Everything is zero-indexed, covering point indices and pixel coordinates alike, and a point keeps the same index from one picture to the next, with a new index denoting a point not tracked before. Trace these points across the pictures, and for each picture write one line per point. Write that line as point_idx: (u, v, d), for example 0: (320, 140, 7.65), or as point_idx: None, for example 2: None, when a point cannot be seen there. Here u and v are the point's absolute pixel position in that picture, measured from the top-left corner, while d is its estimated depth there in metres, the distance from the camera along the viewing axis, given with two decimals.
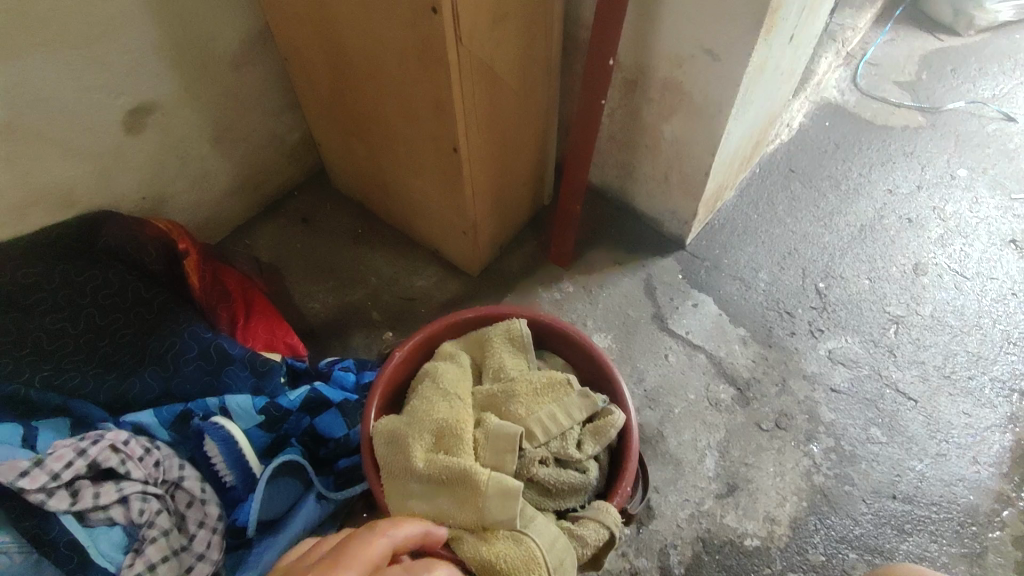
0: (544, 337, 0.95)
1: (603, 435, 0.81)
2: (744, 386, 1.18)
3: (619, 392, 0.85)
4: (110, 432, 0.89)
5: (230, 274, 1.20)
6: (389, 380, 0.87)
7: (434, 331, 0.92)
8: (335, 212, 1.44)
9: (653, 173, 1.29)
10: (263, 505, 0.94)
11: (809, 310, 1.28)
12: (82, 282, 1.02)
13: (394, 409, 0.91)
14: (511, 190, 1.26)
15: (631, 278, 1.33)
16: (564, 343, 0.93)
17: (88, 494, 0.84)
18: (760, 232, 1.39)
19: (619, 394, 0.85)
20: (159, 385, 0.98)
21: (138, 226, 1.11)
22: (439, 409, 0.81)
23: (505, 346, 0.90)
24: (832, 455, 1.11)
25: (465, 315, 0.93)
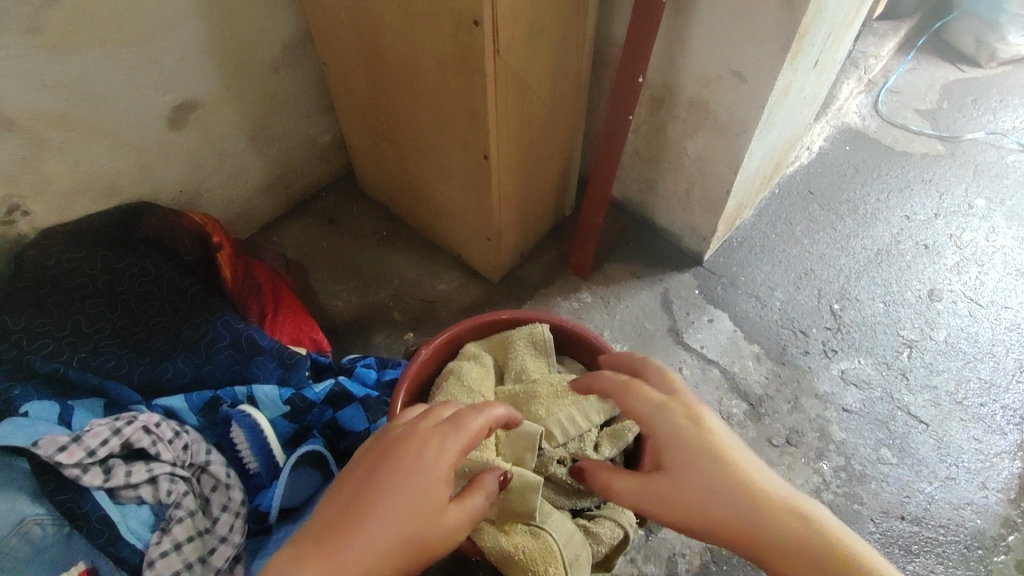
0: (565, 343, 0.98)
1: (620, 439, 0.83)
2: (756, 402, 1.20)
3: None
4: (144, 414, 0.93)
5: (261, 270, 1.25)
6: (414, 377, 0.90)
7: (458, 332, 0.95)
8: (362, 214, 1.48)
9: (674, 189, 1.32)
10: (286, 492, 0.96)
11: (823, 330, 1.30)
12: (122, 268, 1.06)
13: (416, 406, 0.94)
14: (535, 200, 1.29)
15: (648, 291, 1.36)
16: (584, 349, 0.96)
17: (120, 472, 0.88)
18: (777, 252, 1.41)
19: None
20: (190, 372, 1.01)
21: (176, 216, 1.16)
22: None
23: (526, 349, 0.93)
24: (842, 474, 1.12)
25: (488, 317, 0.96)
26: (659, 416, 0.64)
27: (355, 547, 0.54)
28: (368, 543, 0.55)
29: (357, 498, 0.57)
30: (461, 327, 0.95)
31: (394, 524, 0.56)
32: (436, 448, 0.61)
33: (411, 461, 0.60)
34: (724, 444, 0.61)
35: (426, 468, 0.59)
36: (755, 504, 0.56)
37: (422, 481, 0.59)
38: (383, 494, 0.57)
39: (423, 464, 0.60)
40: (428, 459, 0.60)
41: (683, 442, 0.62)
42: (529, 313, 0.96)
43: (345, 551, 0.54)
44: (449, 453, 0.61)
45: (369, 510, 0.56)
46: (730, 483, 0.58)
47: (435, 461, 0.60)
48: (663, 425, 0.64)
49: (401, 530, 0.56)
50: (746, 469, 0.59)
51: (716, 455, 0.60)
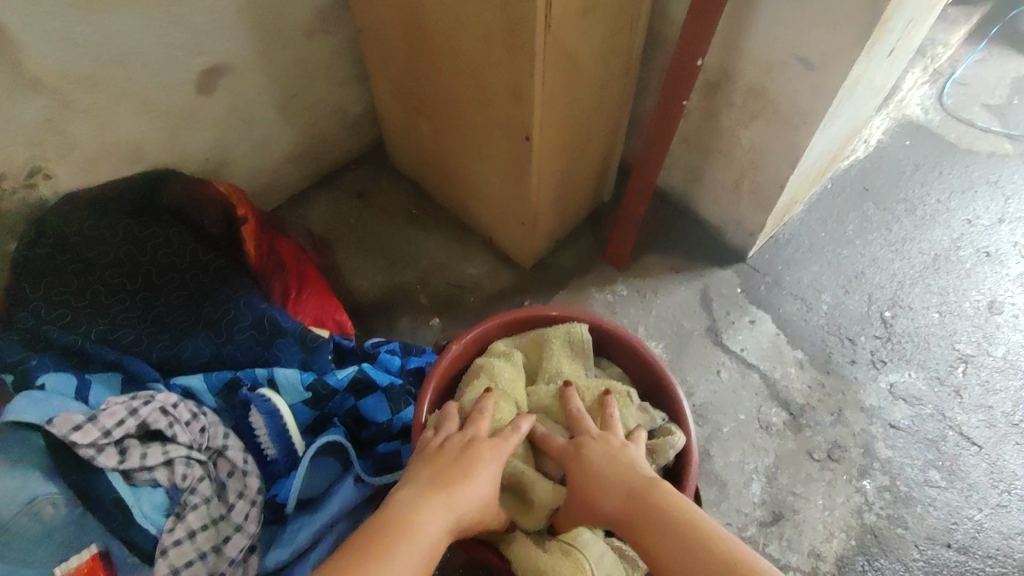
0: (602, 345, 0.92)
1: (660, 454, 0.78)
2: (797, 412, 1.14)
3: (679, 408, 0.83)
4: (162, 394, 0.90)
5: (286, 244, 1.19)
6: (442, 375, 0.86)
7: (487, 329, 0.90)
8: (390, 190, 1.42)
9: (722, 181, 1.24)
10: (304, 483, 0.94)
11: (872, 339, 1.22)
12: (145, 237, 1.02)
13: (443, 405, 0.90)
14: (574, 185, 1.22)
15: (687, 287, 1.29)
16: (622, 353, 0.90)
17: (136, 454, 0.85)
18: (826, 251, 1.33)
19: (680, 410, 0.83)
20: (210, 351, 0.97)
21: (201, 186, 1.11)
22: (501, 410, 0.81)
23: (560, 351, 0.88)
24: (886, 494, 1.06)
25: (524, 314, 0.91)
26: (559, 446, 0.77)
27: (451, 501, 0.66)
28: (461, 499, 0.67)
29: (444, 471, 0.69)
30: (493, 323, 0.90)
31: (477, 490, 0.69)
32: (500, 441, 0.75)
33: (484, 446, 0.73)
34: (607, 450, 0.73)
35: (495, 453, 0.73)
36: (624, 500, 0.68)
37: (494, 462, 0.72)
38: (467, 476, 0.69)
39: (494, 449, 0.73)
40: (497, 448, 0.74)
41: (576, 462, 0.74)
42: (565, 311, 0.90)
43: (446, 502, 0.66)
44: (508, 448, 0.74)
45: (460, 476, 0.69)
46: (608, 485, 0.70)
47: (501, 451, 0.74)
48: (564, 450, 0.77)
49: (480, 498, 0.69)
50: (623, 468, 0.71)
51: (600, 463, 0.72)
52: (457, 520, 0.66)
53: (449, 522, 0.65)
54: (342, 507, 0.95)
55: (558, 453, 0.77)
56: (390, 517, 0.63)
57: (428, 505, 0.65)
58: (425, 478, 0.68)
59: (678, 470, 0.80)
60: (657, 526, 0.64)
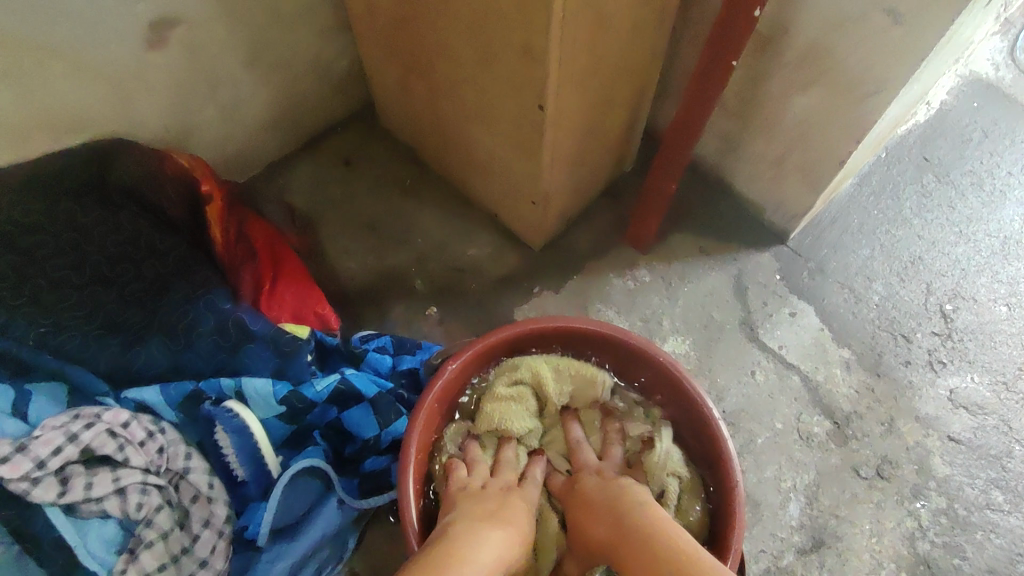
0: (628, 363, 0.79)
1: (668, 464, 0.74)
2: (842, 421, 1.00)
3: (710, 425, 0.71)
4: (109, 411, 0.77)
5: (258, 225, 1.04)
6: (435, 399, 0.73)
7: (491, 343, 0.76)
8: (381, 156, 1.25)
9: (764, 154, 1.06)
10: (279, 511, 0.82)
11: (930, 336, 1.07)
12: (90, 223, 0.86)
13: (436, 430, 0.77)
14: (592, 157, 1.05)
15: (718, 273, 1.13)
16: (652, 374, 0.77)
17: (79, 484, 0.73)
18: (879, 232, 1.16)
19: (712, 428, 0.71)
20: (166, 360, 0.84)
21: (158, 159, 0.94)
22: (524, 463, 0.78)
23: (559, 399, 0.81)
24: (942, 519, 0.94)
25: (534, 326, 0.76)
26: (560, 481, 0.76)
27: (500, 528, 0.64)
28: (508, 529, 0.64)
29: (480, 509, 0.67)
30: (498, 336, 0.75)
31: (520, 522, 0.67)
32: (526, 487, 0.73)
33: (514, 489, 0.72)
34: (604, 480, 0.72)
35: (526, 497, 0.71)
36: (611, 526, 0.65)
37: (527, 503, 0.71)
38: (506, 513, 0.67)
39: (524, 491, 0.72)
40: (526, 492, 0.72)
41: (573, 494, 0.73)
42: (586, 322, 0.76)
43: (495, 531, 0.63)
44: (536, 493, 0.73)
45: (501, 510, 0.67)
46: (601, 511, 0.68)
47: (530, 494, 0.72)
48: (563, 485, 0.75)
49: (525, 532, 0.66)
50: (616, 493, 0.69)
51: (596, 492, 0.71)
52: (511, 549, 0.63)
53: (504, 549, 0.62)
54: (325, 531, 0.84)
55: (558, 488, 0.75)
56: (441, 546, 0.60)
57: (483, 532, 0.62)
58: (470, 514, 0.66)
59: (721, 505, 0.69)
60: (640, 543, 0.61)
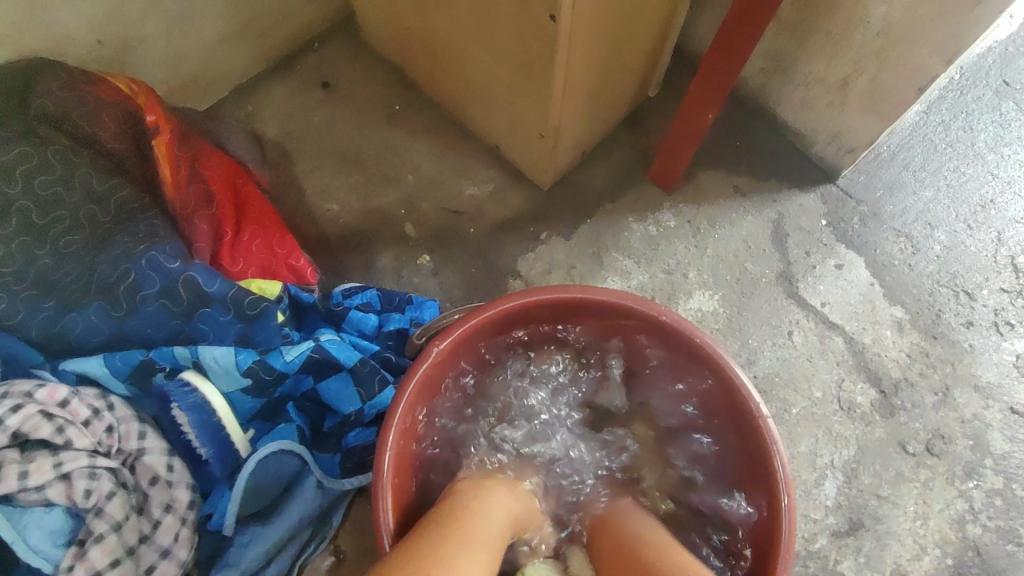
0: (653, 340, 0.65)
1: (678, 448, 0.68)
2: (890, 390, 0.88)
3: (753, 419, 0.58)
4: (43, 389, 0.67)
5: (219, 161, 0.89)
6: (419, 389, 0.60)
7: (486, 318, 0.62)
8: (366, 77, 1.08)
9: (823, 74, 0.89)
10: (247, 497, 0.72)
11: (997, 293, 0.93)
12: (11, 162, 0.72)
13: (427, 420, 0.65)
14: (614, 81, 0.88)
15: (754, 217, 0.98)
16: (682, 355, 0.63)
17: (11, 474, 0.64)
18: (945, 170, 0.99)
19: (755, 424, 0.58)
20: (108, 326, 0.71)
21: (89, 83, 0.80)
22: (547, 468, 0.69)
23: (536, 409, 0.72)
24: (997, 501, 0.83)
25: (540, 297, 0.62)
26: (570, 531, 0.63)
27: (498, 509, 0.55)
28: (507, 515, 0.55)
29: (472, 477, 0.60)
30: (495, 310, 0.61)
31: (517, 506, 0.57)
32: (524, 474, 0.63)
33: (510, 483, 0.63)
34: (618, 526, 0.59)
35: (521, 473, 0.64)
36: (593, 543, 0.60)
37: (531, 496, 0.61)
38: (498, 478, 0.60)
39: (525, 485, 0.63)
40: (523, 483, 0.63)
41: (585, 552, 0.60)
42: (603, 292, 0.61)
43: (491, 490, 0.57)
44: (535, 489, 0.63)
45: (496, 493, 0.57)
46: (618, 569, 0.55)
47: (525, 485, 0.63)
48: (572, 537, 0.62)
49: (518, 489, 0.60)
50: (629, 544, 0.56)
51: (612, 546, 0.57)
52: (500, 530, 0.53)
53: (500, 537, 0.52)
54: (304, 514, 0.75)
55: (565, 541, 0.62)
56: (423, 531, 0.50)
57: (459, 515, 0.52)
58: (462, 486, 0.58)
59: (763, 515, 0.57)
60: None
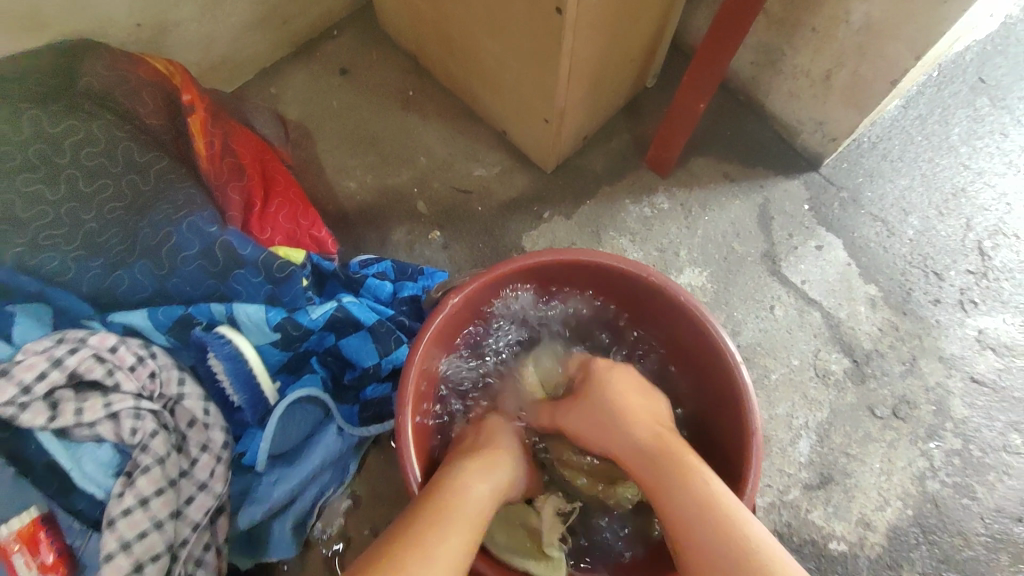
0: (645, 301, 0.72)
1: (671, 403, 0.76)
2: (862, 359, 0.96)
3: (727, 366, 0.65)
4: (95, 336, 0.74)
5: (247, 139, 0.96)
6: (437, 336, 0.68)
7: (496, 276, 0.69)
8: (381, 64, 1.15)
9: (807, 68, 0.96)
10: (276, 437, 0.80)
11: (964, 275, 1.00)
12: (59, 134, 0.78)
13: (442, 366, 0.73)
14: (613, 70, 0.95)
15: (741, 201, 1.05)
16: (670, 314, 0.70)
17: (69, 410, 0.72)
18: (921, 160, 1.07)
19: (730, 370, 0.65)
20: (151, 284, 0.79)
21: (131, 63, 0.86)
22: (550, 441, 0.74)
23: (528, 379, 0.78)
24: (955, 460, 0.91)
25: (543, 259, 0.69)
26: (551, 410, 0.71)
27: (471, 496, 0.58)
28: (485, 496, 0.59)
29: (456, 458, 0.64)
30: (502, 270, 0.69)
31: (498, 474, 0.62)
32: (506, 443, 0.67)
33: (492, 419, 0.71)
34: (599, 397, 0.66)
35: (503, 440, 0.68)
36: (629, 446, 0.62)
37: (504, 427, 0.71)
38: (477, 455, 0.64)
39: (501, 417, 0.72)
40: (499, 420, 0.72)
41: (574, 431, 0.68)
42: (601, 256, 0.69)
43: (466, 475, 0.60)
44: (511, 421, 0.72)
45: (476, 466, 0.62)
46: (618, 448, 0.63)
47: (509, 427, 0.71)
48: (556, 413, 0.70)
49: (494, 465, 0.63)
50: (616, 418, 0.64)
51: (603, 422, 0.65)
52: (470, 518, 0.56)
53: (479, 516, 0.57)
54: (324, 459, 0.83)
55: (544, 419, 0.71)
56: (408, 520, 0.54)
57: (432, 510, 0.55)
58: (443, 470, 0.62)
59: (738, 451, 0.64)
60: (658, 493, 0.57)
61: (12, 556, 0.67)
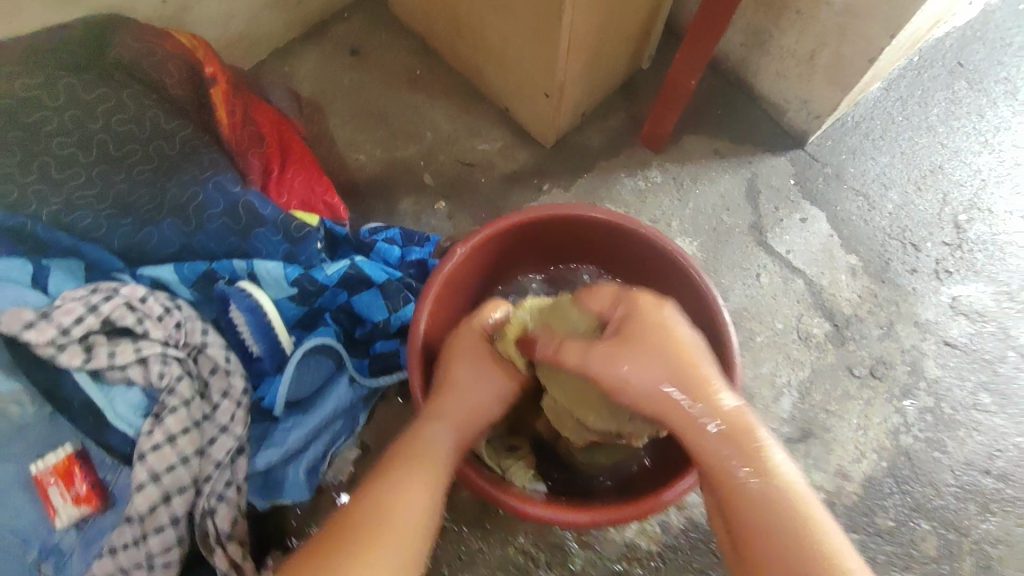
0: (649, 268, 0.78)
1: None
2: (842, 323, 1.02)
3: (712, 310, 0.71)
4: (127, 286, 0.80)
5: (264, 112, 1.02)
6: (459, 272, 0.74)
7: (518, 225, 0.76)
8: (390, 44, 1.21)
9: (793, 49, 1.02)
10: (292, 385, 0.86)
11: (940, 246, 1.06)
12: (93, 101, 0.84)
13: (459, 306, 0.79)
14: (610, 48, 1.02)
15: (731, 175, 1.11)
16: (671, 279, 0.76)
17: (103, 353, 0.78)
18: (901, 139, 1.13)
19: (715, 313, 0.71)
20: (177, 240, 0.86)
21: (157, 37, 0.92)
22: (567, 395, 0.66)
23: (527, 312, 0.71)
24: (928, 417, 0.97)
25: (561, 213, 0.76)
26: (574, 344, 0.62)
27: (398, 509, 0.56)
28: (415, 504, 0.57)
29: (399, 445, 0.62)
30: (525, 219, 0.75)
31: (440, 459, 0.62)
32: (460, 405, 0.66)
33: (481, 358, 0.70)
34: (656, 339, 0.58)
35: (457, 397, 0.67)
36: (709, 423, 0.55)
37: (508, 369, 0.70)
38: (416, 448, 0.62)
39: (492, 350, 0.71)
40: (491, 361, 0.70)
41: (614, 377, 0.58)
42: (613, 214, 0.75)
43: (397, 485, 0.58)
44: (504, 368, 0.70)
45: (427, 457, 0.61)
46: (676, 408, 0.55)
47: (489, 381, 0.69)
48: (584, 349, 0.61)
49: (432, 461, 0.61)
50: (678, 368, 0.56)
51: (665, 373, 0.56)
52: (397, 534, 0.54)
53: (409, 529, 0.55)
54: (336, 408, 0.89)
55: (567, 356, 0.61)
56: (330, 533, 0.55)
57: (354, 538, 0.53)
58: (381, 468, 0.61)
59: None
60: (733, 480, 0.53)
61: (48, 488, 0.76)
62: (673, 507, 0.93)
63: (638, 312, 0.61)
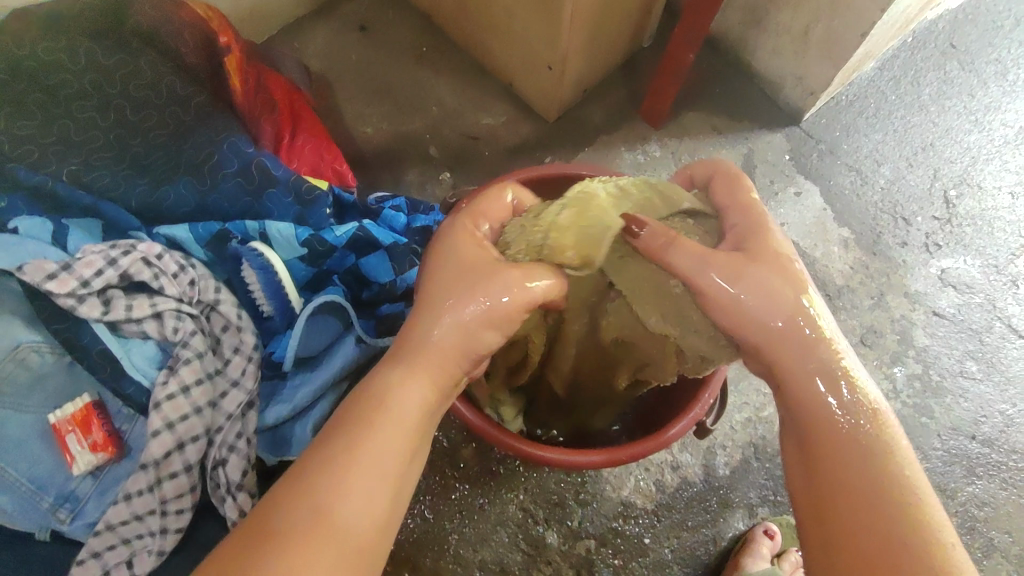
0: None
1: None
2: (833, 293, 1.05)
3: None
4: (143, 243, 0.83)
5: (276, 82, 1.05)
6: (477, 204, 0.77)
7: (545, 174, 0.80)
8: (397, 21, 1.23)
9: (788, 26, 1.05)
10: (301, 342, 0.89)
11: (930, 220, 1.10)
12: (113, 66, 0.88)
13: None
14: (611, 25, 1.05)
15: (728, 151, 1.14)
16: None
17: (120, 306, 0.81)
18: (894, 117, 1.16)
19: None
20: (193, 199, 0.89)
21: (173, 6, 0.93)
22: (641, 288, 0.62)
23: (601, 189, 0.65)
24: (916, 383, 1.00)
25: (572, 171, 0.80)
26: (688, 243, 0.57)
27: (343, 505, 0.49)
28: (362, 495, 0.50)
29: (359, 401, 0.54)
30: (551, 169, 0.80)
31: (407, 427, 0.54)
32: (439, 353, 0.56)
33: (489, 273, 0.58)
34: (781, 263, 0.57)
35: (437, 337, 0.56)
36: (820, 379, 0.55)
37: (548, 270, 0.59)
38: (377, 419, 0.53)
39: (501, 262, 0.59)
40: (503, 273, 0.57)
41: (724, 293, 0.56)
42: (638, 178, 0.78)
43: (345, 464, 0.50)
44: (518, 282, 0.57)
45: (391, 430, 0.53)
46: (782, 339, 0.56)
47: (494, 298, 0.56)
48: (698, 252, 0.57)
49: (393, 431, 0.53)
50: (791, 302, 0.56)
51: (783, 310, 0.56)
52: (338, 527, 0.48)
53: (353, 523, 0.49)
54: (345, 367, 0.90)
55: (679, 255, 0.57)
56: (255, 520, 0.49)
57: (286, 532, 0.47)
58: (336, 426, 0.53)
59: None
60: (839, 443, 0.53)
61: (65, 435, 0.77)
62: (668, 467, 0.96)
63: (759, 231, 0.59)
